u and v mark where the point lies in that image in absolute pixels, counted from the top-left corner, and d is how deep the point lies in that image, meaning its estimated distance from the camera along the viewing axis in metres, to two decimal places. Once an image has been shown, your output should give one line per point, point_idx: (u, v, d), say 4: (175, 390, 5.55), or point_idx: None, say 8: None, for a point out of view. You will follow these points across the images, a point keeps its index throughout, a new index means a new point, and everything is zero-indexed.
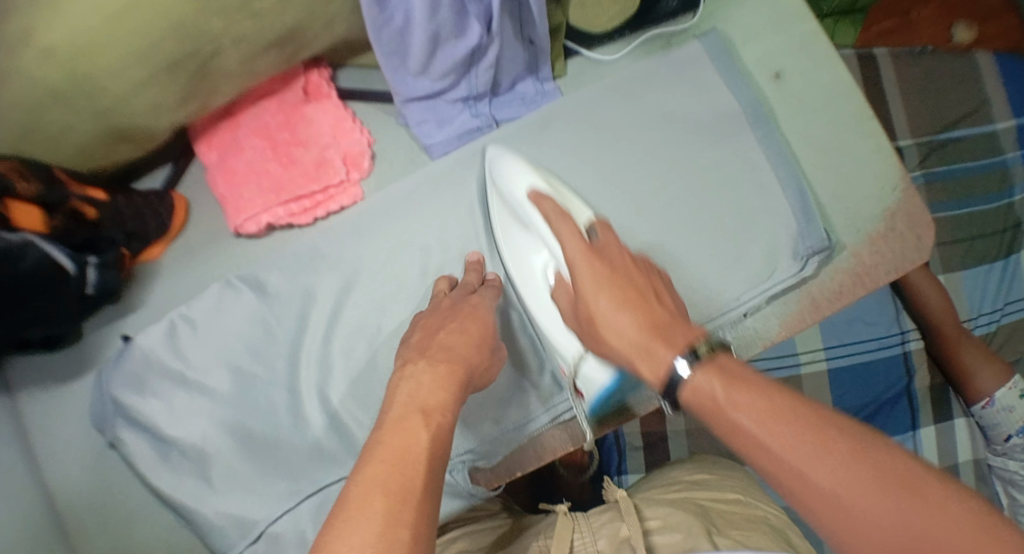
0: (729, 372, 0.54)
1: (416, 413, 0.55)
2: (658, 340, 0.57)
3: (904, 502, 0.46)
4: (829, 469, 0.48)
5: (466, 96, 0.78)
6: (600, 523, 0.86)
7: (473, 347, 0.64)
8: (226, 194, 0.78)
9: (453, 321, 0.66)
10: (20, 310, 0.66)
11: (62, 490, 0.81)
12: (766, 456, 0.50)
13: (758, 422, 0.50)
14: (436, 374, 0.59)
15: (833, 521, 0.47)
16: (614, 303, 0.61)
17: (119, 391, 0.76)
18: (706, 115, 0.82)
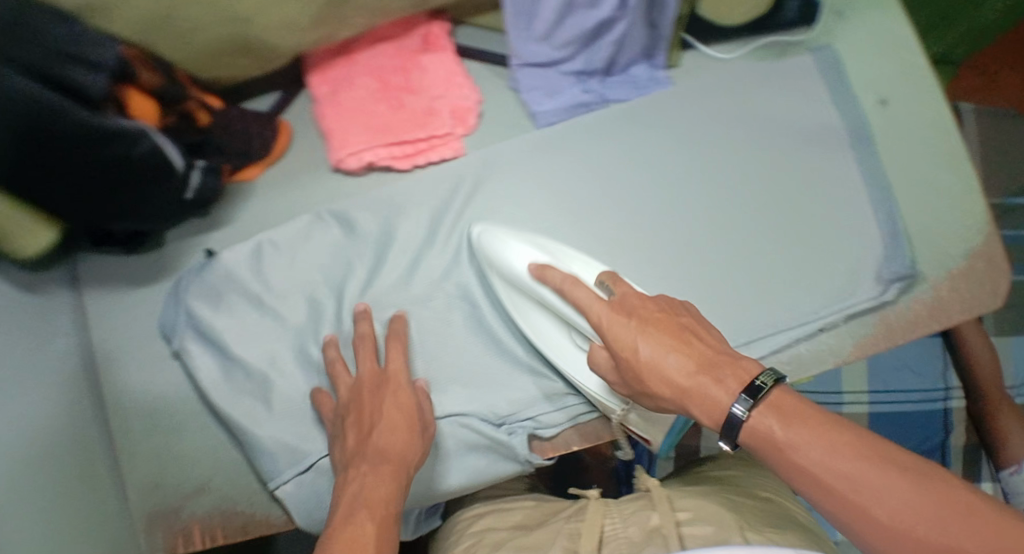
0: (787, 412, 0.57)
1: (366, 511, 0.62)
2: (710, 383, 0.60)
3: (954, 524, 0.51)
4: (893, 500, 0.53)
5: (581, 70, 0.80)
6: (631, 510, 0.82)
7: (411, 436, 0.70)
8: (333, 126, 0.79)
9: (374, 411, 0.71)
10: (124, 194, 0.68)
11: (113, 390, 0.82)
12: (829, 488, 0.55)
13: (824, 462, 0.55)
14: (380, 472, 0.66)
15: (888, 541, 0.53)
16: (656, 351, 0.62)
17: (196, 302, 0.78)
18: (803, 130, 0.84)
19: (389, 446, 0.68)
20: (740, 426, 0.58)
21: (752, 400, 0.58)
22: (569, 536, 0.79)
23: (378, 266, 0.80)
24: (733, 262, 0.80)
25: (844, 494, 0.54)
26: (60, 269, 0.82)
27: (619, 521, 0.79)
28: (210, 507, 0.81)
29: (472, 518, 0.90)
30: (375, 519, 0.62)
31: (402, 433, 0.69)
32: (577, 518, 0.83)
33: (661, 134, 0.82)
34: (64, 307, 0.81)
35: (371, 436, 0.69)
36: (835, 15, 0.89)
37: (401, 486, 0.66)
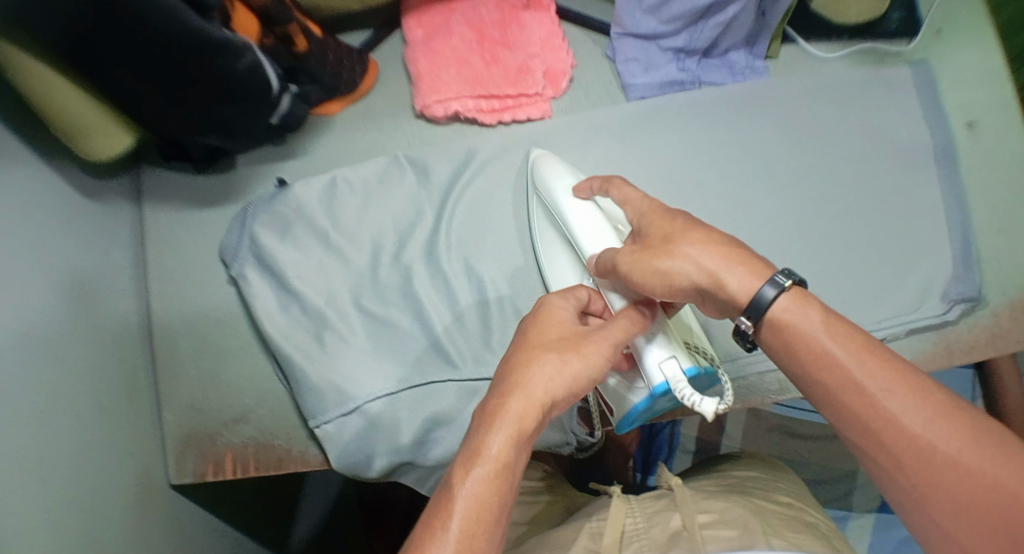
0: (819, 307, 0.56)
1: (481, 459, 0.54)
2: (737, 265, 0.57)
3: (974, 445, 0.51)
4: (918, 416, 0.52)
5: (680, 48, 0.81)
6: (654, 509, 0.77)
7: (558, 372, 0.57)
8: (424, 71, 0.79)
9: (521, 339, 0.60)
10: (215, 106, 0.68)
11: (164, 307, 0.82)
12: (854, 392, 0.53)
13: (850, 357, 0.54)
14: (501, 414, 0.55)
15: (906, 448, 0.52)
16: (686, 234, 0.59)
17: (262, 227, 0.78)
18: (888, 142, 0.83)
19: (529, 381, 0.56)
20: (770, 312, 0.56)
21: (786, 283, 0.56)
22: (591, 538, 0.75)
23: (450, 207, 0.78)
24: (803, 261, 0.79)
25: (867, 399, 0.53)
26: (120, 180, 0.82)
27: (643, 520, 0.74)
28: (247, 438, 0.80)
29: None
30: (490, 469, 0.53)
31: (547, 363, 0.57)
32: (599, 516, 0.78)
33: (751, 123, 0.82)
34: (123, 220, 0.82)
35: (512, 362, 0.58)
36: (934, 33, 0.87)
37: (531, 431, 0.55)
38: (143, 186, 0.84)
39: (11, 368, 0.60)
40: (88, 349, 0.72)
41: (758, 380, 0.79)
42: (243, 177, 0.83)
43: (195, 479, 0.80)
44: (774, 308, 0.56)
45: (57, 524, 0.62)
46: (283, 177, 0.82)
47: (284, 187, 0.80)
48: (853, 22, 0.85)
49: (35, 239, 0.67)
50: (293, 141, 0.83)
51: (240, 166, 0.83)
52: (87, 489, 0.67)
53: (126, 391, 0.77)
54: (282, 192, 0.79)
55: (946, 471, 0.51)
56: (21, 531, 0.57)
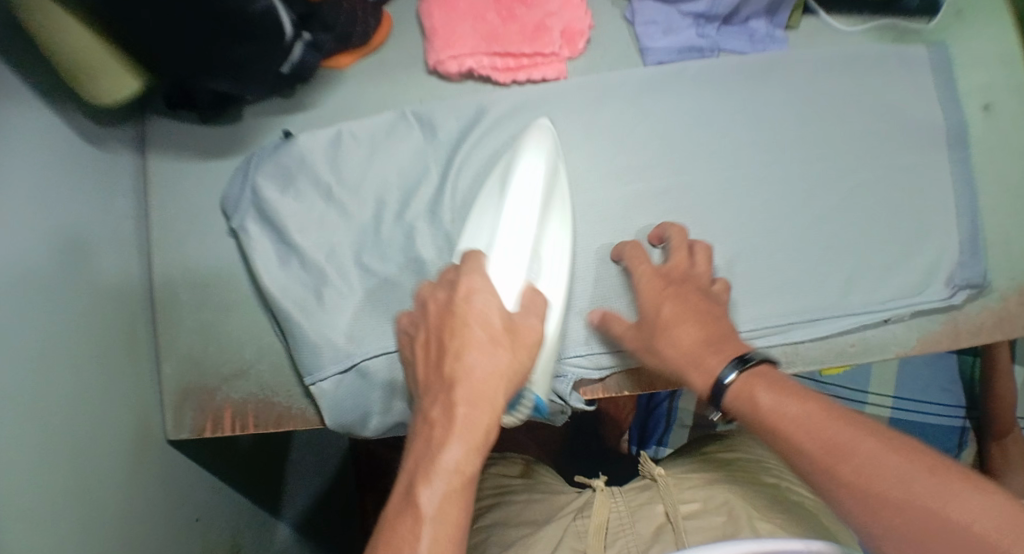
0: (768, 378, 0.60)
1: (442, 473, 0.55)
2: (708, 351, 0.63)
3: (927, 480, 0.52)
4: (867, 455, 0.54)
5: (701, 13, 0.80)
6: (638, 502, 0.78)
7: (499, 368, 0.57)
8: (439, 24, 0.77)
9: (455, 336, 0.59)
10: (222, 51, 0.66)
11: (166, 257, 0.81)
12: (806, 443, 0.57)
13: (796, 414, 0.58)
14: (453, 424, 0.56)
15: (863, 491, 0.54)
16: (676, 312, 0.66)
17: (261, 182, 0.76)
18: (903, 121, 0.82)
19: (471, 381, 0.56)
20: (726, 393, 0.61)
21: (740, 367, 0.61)
22: (577, 537, 0.75)
23: (441, 172, 0.77)
24: (814, 234, 0.78)
25: (818, 446, 0.56)
26: (126, 127, 0.80)
27: (627, 515, 0.76)
28: (247, 394, 0.79)
29: (481, 510, 0.85)
30: (453, 481, 0.55)
31: (487, 361, 0.57)
32: (583, 514, 0.78)
33: (768, 92, 0.81)
34: (126, 166, 0.80)
35: (449, 367, 0.58)
36: (955, 13, 0.86)
37: (484, 433, 0.56)
38: (148, 133, 0.82)
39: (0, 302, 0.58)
40: (86, 292, 0.70)
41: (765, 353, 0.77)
42: (249, 128, 0.82)
43: (193, 434, 0.79)
44: (729, 389, 0.61)
45: (49, 467, 0.61)
46: (290, 128, 0.81)
47: (290, 138, 0.78)
48: None
49: (38, 179, 0.66)
50: (301, 93, 0.81)
51: (248, 116, 0.82)
52: (79, 433, 0.66)
53: (124, 339, 0.75)
54: (287, 144, 0.78)
55: (922, 500, 0.52)
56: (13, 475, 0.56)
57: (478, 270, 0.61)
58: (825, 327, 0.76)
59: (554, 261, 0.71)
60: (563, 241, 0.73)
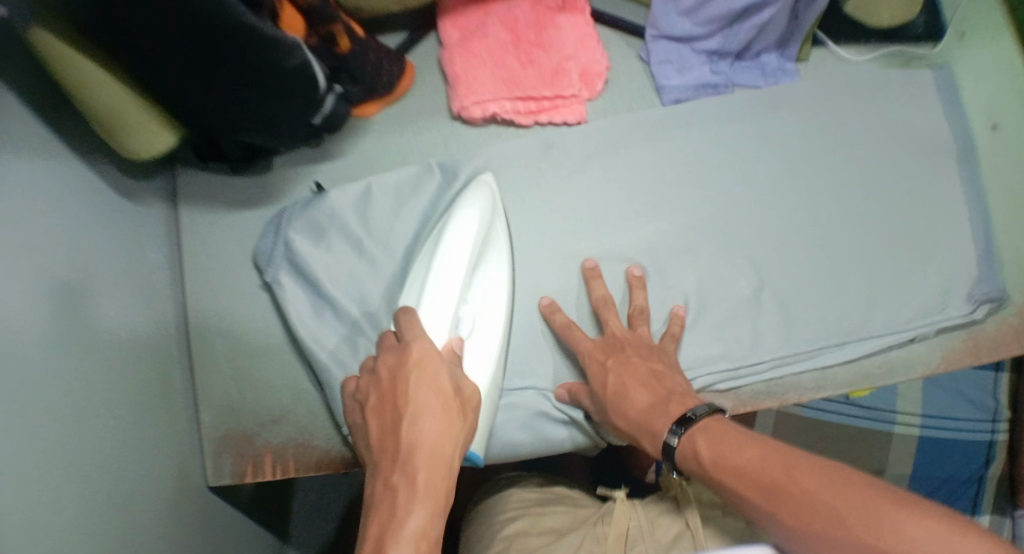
0: (708, 431, 0.64)
1: (405, 539, 0.56)
2: (653, 417, 0.67)
3: (862, 505, 0.54)
4: (800, 485, 0.57)
5: (715, 51, 0.81)
6: (657, 511, 0.79)
7: (452, 434, 0.62)
8: (461, 73, 0.79)
9: (405, 402, 0.63)
10: (257, 104, 0.68)
11: (200, 306, 0.82)
12: (746, 480, 0.59)
13: (736, 456, 0.61)
14: (416, 489, 0.58)
15: (799, 521, 0.56)
16: (620, 380, 0.70)
17: (288, 234, 0.78)
18: (914, 145, 0.84)
19: (424, 448, 0.60)
20: (676, 453, 0.64)
21: (680, 430, 0.64)
22: (596, 542, 0.76)
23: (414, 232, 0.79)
24: (835, 260, 0.80)
25: (756, 480, 0.59)
26: (156, 181, 0.82)
27: (646, 523, 0.77)
28: (286, 438, 0.80)
29: (505, 519, 0.85)
30: (420, 547, 0.56)
31: (441, 426, 0.61)
32: (604, 521, 0.79)
33: (780, 124, 0.82)
34: (158, 219, 0.82)
35: (408, 430, 0.61)
36: (958, 37, 0.88)
37: (443, 500, 0.59)
38: (179, 186, 0.85)
39: (46, 372, 0.60)
40: (123, 346, 0.72)
41: (795, 379, 0.78)
42: (278, 179, 0.84)
43: (232, 480, 0.80)
44: (677, 451, 0.64)
45: (99, 528, 0.63)
46: (319, 180, 0.83)
47: (322, 192, 0.80)
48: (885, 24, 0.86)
49: (73, 244, 0.68)
50: (328, 142, 0.83)
51: (277, 167, 0.84)
52: (120, 486, 0.67)
53: (162, 388, 0.77)
54: (318, 198, 0.79)
55: (859, 532, 0.53)
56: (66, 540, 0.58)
57: (422, 334, 0.67)
58: (851, 351, 0.78)
59: (489, 301, 0.75)
60: (499, 280, 0.76)
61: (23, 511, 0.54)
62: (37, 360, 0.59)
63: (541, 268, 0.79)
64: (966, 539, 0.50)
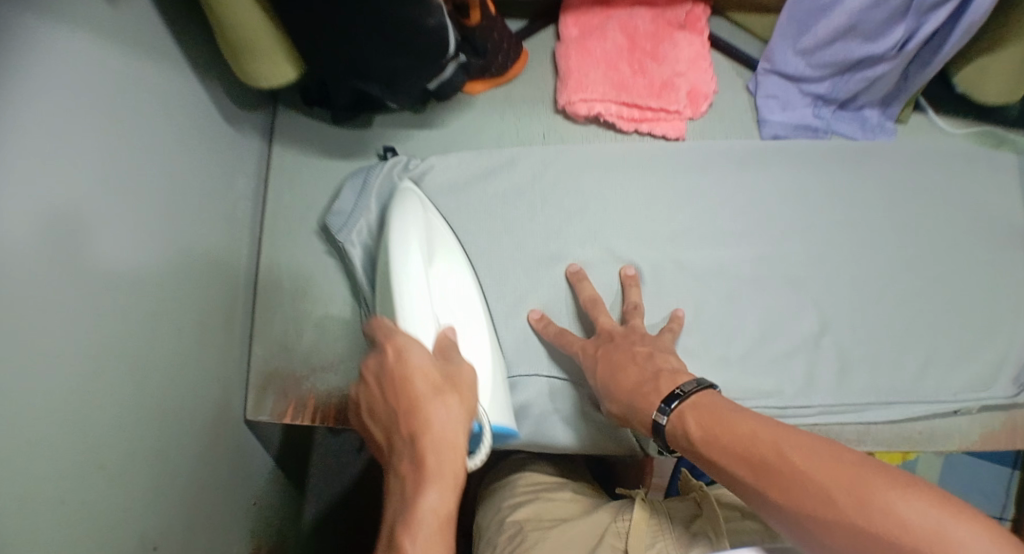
0: (701, 410, 0.61)
1: (421, 518, 0.55)
2: (645, 394, 0.65)
3: (853, 488, 0.51)
4: (794, 463, 0.54)
5: (820, 95, 0.83)
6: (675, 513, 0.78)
7: (456, 413, 0.59)
8: (574, 68, 0.81)
9: (403, 395, 0.60)
10: (386, 56, 0.70)
11: (274, 245, 0.84)
12: (737, 458, 0.57)
13: (730, 433, 0.58)
14: (423, 471, 0.56)
15: (787, 498, 0.53)
16: (622, 359, 0.69)
17: (364, 196, 0.81)
18: (990, 222, 0.84)
19: (424, 427, 0.58)
20: (665, 432, 0.63)
21: (671, 406, 0.62)
22: (616, 535, 0.76)
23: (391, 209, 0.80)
24: (899, 319, 0.81)
25: (747, 458, 0.56)
26: (258, 114, 0.85)
27: (665, 523, 0.76)
28: (333, 386, 0.81)
29: (510, 504, 0.84)
30: (435, 524, 0.55)
31: (448, 408, 0.59)
32: (623, 514, 0.78)
33: (867, 178, 0.84)
34: (253, 151, 0.84)
35: (410, 415, 0.59)
36: None
37: (457, 475, 0.57)
38: (278, 123, 0.87)
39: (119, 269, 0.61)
40: (199, 265, 0.74)
41: (837, 429, 0.79)
42: (373, 136, 0.87)
43: (272, 417, 0.81)
44: (666, 430, 0.62)
45: (134, 430, 0.64)
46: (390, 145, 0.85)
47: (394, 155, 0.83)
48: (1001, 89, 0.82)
49: (171, 157, 0.70)
50: (430, 111, 0.86)
51: (375, 125, 0.87)
52: (164, 397, 0.69)
53: (225, 312, 0.79)
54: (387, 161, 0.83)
55: (845, 514, 0.50)
56: (98, 437, 0.59)
57: (394, 332, 0.63)
58: (898, 410, 0.78)
59: (456, 293, 0.74)
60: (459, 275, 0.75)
61: (74, 389, 0.56)
62: (117, 253, 0.61)
63: (597, 250, 0.80)
64: (958, 529, 0.47)
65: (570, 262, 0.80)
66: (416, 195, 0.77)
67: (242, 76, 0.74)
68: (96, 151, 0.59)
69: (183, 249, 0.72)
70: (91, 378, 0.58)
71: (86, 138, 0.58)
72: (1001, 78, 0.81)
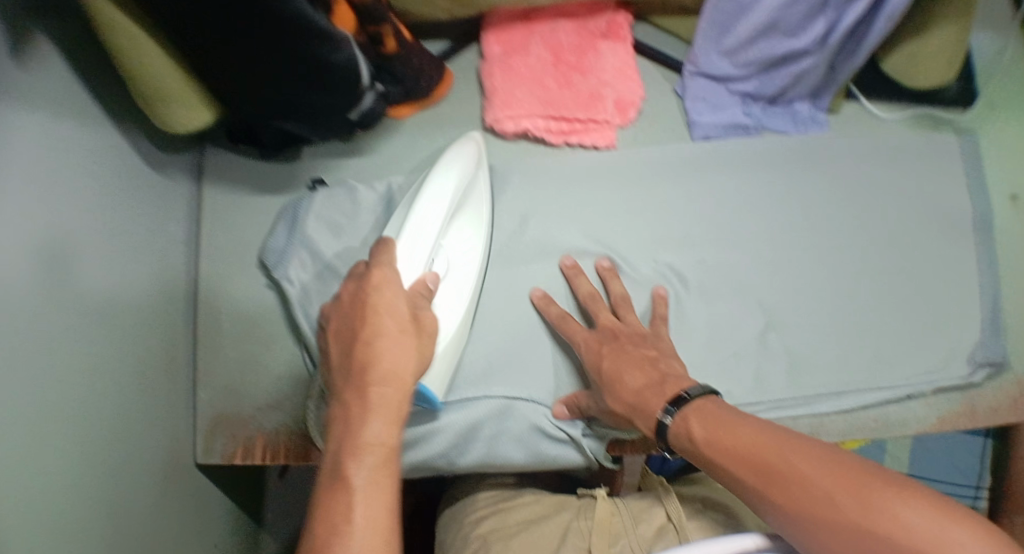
0: (707, 413, 0.61)
1: (368, 447, 0.57)
2: (649, 398, 0.65)
3: (856, 489, 0.51)
4: (799, 465, 0.54)
5: (749, 93, 0.83)
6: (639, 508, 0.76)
7: (409, 354, 0.61)
8: (499, 86, 0.81)
9: (366, 324, 0.61)
10: (303, 94, 0.69)
11: (211, 286, 0.83)
12: (741, 458, 0.57)
13: (736, 434, 0.58)
14: (368, 402, 0.58)
15: (790, 499, 0.53)
16: (622, 364, 0.69)
17: (298, 234, 0.79)
18: (931, 204, 0.84)
19: (377, 363, 0.59)
20: (669, 433, 0.63)
21: (675, 410, 0.62)
22: (580, 534, 0.73)
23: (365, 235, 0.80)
24: (845, 311, 0.80)
25: (752, 459, 0.56)
26: (185, 156, 0.84)
27: (629, 519, 0.74)
28: (281, 425, 0.81)
29: (473, 519, 0.83)
30: (377, 453, 0.57)
31: (400, 349, 0.60)
32: (586, 514, 0.76)
33: (802, 172, 0.83)
34: (182, 194, 0.83)
35: (365, 348, 0.60)
36: (986, 106, 0.89)
37: (398, 411, 0.59)
38: (205, 163, 0.86)
39: (55, 332, 0.60)
40: (136, 316, 0.73)
41: (791, 424, 0.78)
42: (304, 169, 0.86)
43: (223, 460, 0.81)
44: (670, 431, 0.62)
45: (82, 493, 0.63)
46: (320, 176, 0.85)
47: (319, 187, 0.82)
48: (934, 74, 0.82)
49: (100, 210, 0.68)
50: (360, 140, 0.85)
51: (305, 157, 0.86)
52: (112, 455, 0.68)
53: (166, 360, 0.78)
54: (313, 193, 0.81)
55: (847, 514, 0.51)
56: (46, 505, 0.57)
57: (387, 263, 0.64)
58: (849, 401, 0.78)
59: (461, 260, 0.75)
60: (471, 242, 0.76)
61: (20, 462, 0.55)
62: (49, 319, 0.60)
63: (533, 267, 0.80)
64: (959, 529, 0.47)
65: (565, 255, 0.80)
66: (467, 145, 0.76)
67: (159, 122, 0.72)
68: (20, 217, 0.57)
69: (120, 302, 0.70)
70: (36, 447, 0.57)
71: (13, 207, 0.56)
72: (934, 64, 0.81)
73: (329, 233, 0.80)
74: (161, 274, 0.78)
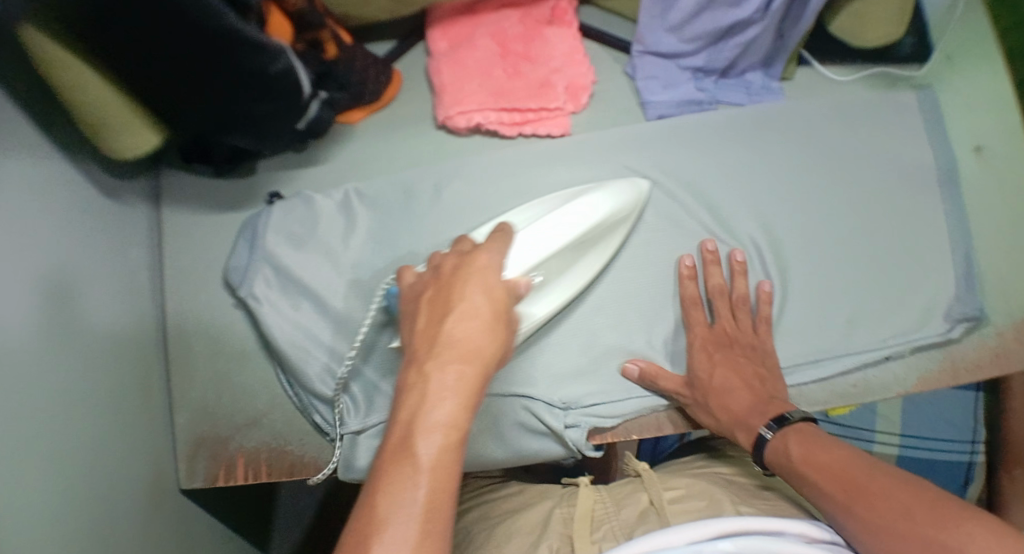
0: (807, 436, 0.68)
1: (432, 429, 0.50)
2: (755, 414, 0.72)
3: (934, 511, 0.57)
4: (890, 489, 0.60)
5: (699, 67, 0.83)
6: (624, 495, 0.76)
7: (492, 336, 0.55)
8: (447, 82, 0.81)
9: (453, 299, 0.57)
10: (244, 105, 0.68)
11: (178, 309, 0.83)
12: (827, 474, 0.64)
13: (830, 455, 0.65)
14: (448, 377, 0.52)
15: (869, 513, 0.59)
16: (729, 378, 0.74)
17: (258, 248, 0.78)
18: (894, 162, 0.83)
19: (459, 340, 0.54)
20: (766, 447, 0.70)
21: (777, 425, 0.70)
22: (562, 522, 0.72)
23: (329, 236, 0.80)
24: (815, 276, 0.80)
25: (842, 475, 0.63)
26: (141, 179, 0.83)
27: (612, 505, 0.73)
28: (260, 442, 0.81)
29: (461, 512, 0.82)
30: (448, 435, 0.50)
31: (474, 332, 0.55)
32: (570, 503, 0.75)
33: (760, 140, 0.83)
34: (141, 218, 0.82)
35: (451, 321, 0.55)
36: (944, 60, 0.89)
37: (477, 400, 0.53)
38: (160, 185, 0.85)
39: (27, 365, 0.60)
40: (106, 341, 0.72)
41: None
42: (261, 182, 0.85)
43: (205, 483, 0.80)
44: (769, 443, 0.70)
45: (69, 526, 0.62)
46: (276, 189, 0.85)
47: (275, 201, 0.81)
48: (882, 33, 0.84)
49: (62, 240, 0.68)
50: (314, 148, 0.85)
51: (262, 170, 0.85)
52: (95, 484, 0.67)
53: (140, 385, 0.77)
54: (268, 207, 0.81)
55: (929, 531, 0.56)
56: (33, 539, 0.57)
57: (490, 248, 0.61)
58: (827, 368, 0.78)
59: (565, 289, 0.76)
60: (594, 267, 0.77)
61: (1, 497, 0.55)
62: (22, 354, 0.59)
63: None
64: None
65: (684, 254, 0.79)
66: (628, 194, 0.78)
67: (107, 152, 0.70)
68: None
69: (90, 331, 0.70)
70: (17, 484, 0.56)
71: None
72: (879, 19, 0.82)
73: (286, 243, 0.79)
74: (126, 298, 0.77)
